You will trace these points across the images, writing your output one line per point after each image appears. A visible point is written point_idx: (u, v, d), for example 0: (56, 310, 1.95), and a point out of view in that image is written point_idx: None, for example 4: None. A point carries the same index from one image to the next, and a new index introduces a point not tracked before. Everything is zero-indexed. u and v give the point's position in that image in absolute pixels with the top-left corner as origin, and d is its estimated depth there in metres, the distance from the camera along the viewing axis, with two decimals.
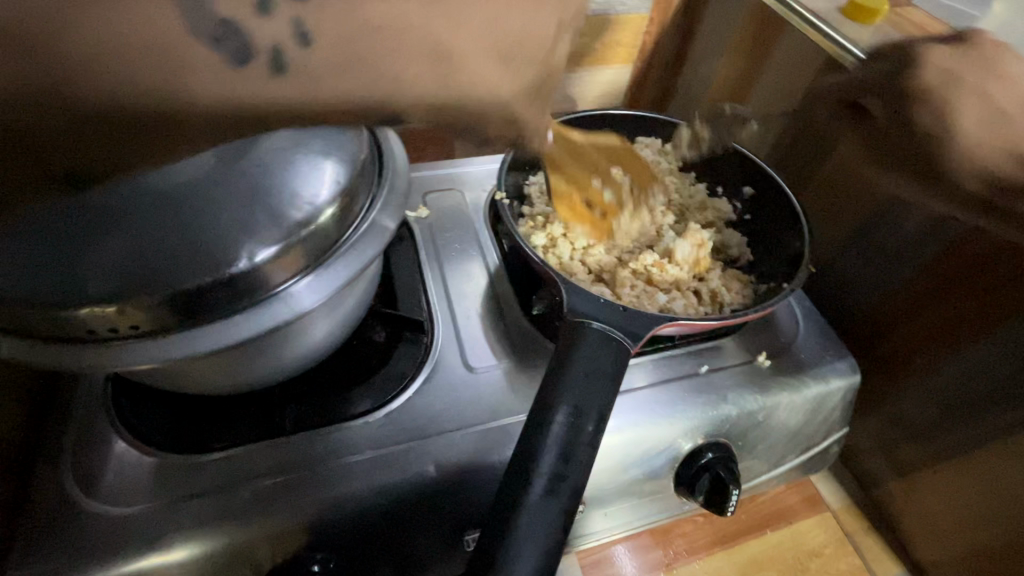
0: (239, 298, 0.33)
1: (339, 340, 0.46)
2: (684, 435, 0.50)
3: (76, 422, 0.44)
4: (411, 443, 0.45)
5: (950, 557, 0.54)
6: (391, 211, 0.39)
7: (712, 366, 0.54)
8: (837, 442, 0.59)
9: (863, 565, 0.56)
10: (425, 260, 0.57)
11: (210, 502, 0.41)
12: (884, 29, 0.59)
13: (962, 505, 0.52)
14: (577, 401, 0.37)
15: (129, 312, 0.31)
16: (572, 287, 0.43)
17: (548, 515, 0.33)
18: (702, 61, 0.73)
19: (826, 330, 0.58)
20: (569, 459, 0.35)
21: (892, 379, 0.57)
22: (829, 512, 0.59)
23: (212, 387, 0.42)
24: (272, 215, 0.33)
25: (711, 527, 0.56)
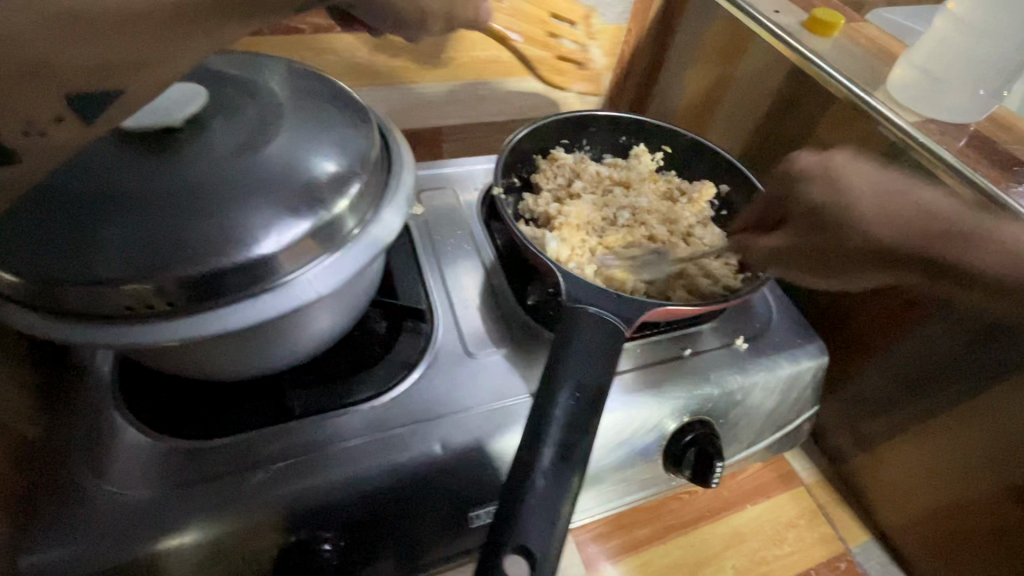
0: (263, 279, 0.35)
1: (344, 327, 0.48)
2: (670, 415, 0.54)
3: (83, 410, 0.44)
4: (416, 425, 0.47)
5: (909, 523, 0.59)
6: (399, 204, 0.41)
7: (694, 350, 0.57)
8: (808, 420, 0.63)
9: (835, 533, 0.60)
10: (422, 254, 0.59)
11: (223, 483, 0.42)
12: (840, 41, 0.65)
13: (920, 473, 0.57)
14: (580, 374, 0.40)
15: (162, 291, 0.32)
16: (568, 273, 0.46)
17: (557, 481, 0.36)
18: (677, 70, 0.78)
19: (798, 316, 0.63)
20: (575, 428, 0.38)
21: (856, 361, 0.62)
22: (802, 486, 0.63)
23: (224, 373, 0.44)
24: (296, 199, 0.35)
25: (696, 503, 0.60)
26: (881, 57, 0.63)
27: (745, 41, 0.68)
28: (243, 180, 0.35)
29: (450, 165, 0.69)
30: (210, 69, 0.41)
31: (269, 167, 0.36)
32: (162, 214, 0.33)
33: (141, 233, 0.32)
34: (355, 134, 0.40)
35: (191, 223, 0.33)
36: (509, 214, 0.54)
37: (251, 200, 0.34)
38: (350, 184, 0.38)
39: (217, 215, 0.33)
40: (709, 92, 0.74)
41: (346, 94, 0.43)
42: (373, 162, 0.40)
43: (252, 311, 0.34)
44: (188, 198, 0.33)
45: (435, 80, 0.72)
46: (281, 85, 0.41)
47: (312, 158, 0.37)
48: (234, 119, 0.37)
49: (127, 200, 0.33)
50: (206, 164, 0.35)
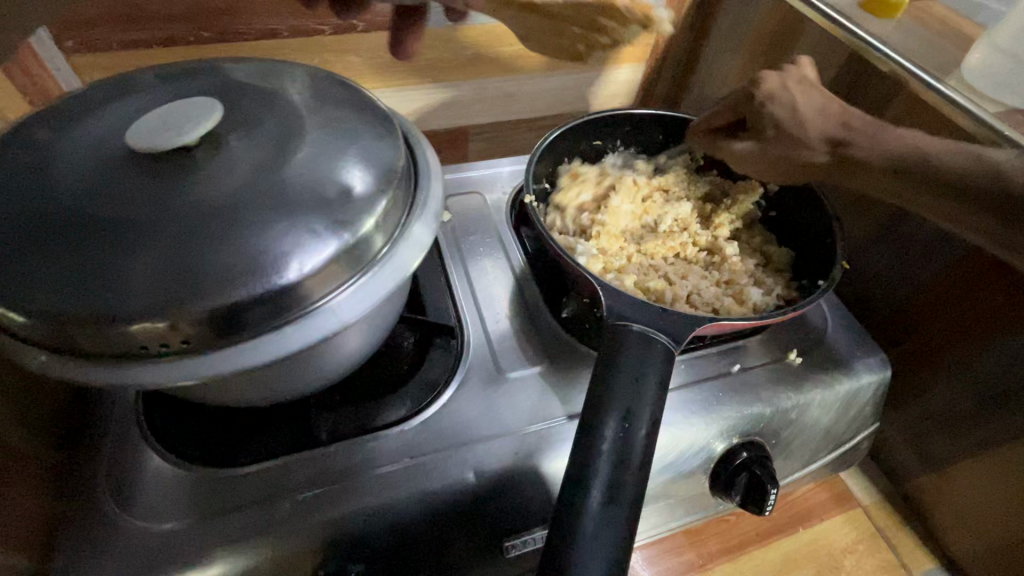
0: (286, 309, 0.32)
1: (373, 348, 0.46)
2: (719, 435, 0.50)
3: (109, 435, 0.43)
4: (449, 450, 0.44)
5: (983, 552, 0.54)
6: (429, 219, 0.38)
7: (743, 365, 0.53)
8: (867, 437, 0.58)
9: (898, 559, 0.56)
10: (451, 265, 0.56)
11: (251, 514, 0.40)
12: (903, 23, 0.59)
13: (998, 498, 0.52)
14: (628, 406, 0.37)
15: (179, 326, 0.30)
16: (610, 290, 0.42)
17: (606, 526, 0.33)
18: (718, 59, 0.73)
19: (856, 326, 0.58)
20: (625, 467, 0.35)
21: (922, 374, 0.57)
22: (860, 507, 0.59)
23: (250, 399, 0.42)
24: (319, 221, 0.33)
25: (744, 526, 0.56)
26: (951, 39, 0.57)
27: (795, 25, 0.62)
28: (263, 202, 0.32)
29: (476, 168, 0.66)
30: (228, 81, 0.39)
31: (289, 186, 0.33)
32: (179, 242, 0.31)
33: (156, 263, 0.30)
34: (380, 145, 0.37)
35: (209, 252, 0.31)
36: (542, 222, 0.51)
37: (271, 224, 0.32)
38: (378, 201, 0.35)
39: (235, 243, 0.31)
40: (753, 82, 0.69)
41: (370, 101, 0.40)
42: (400, 175, 0.37)
43: (275, 343, 0.32)
44: (205, 224, 0.31)
45: (460, 78, 0.69)
46: (302, 94, 0.39)
47: (335, 175, 0.34)
48: (253, 134, 0.35)
49: (143, 230, 0.31)
50: (224, 185, 0.32)
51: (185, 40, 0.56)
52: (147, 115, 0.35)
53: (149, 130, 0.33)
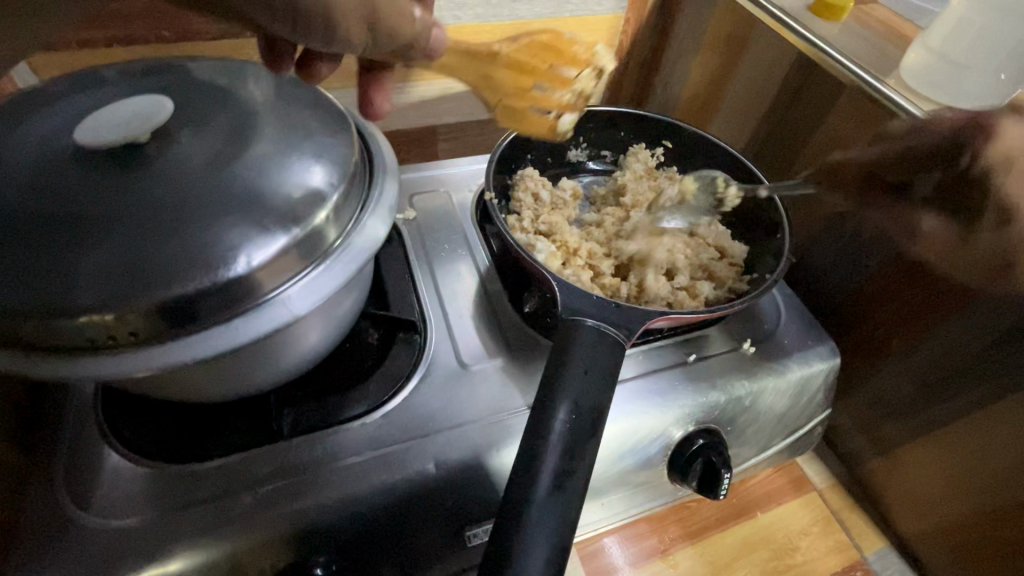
0: (236, 302, 0.33)
1: (333, 342, 0.46)
2: (676, 423, 0.51)
3: (67, 434, 0.43)
4: (410, 442, 0.45)
5: (930, 529, 0.56)
6: (382, 213, 0.39)
7: (699, 355, 0.55)
8: (820, 424, 0.61)
9: (850, 540, 0.58)
10: (415, 261, 0.57)
11: (209, 510, 0.40)
12: (849, 26, 0.62)
13: (942, 476, 0.55)
14: (577, 397, 0.38)
15: (127, 319, 0.30)
16: (564, 284, 0.44)
17: (553, 512, 0.35)
18: (678, 59, 0.75)
19: (807, 316, 0.60)
20: (572, 456, 0.36)
21: (871, 362, 0.59)
22: (815, 491, 0.61)
23: (209, 395, 0.42)
24: (268, 214, 0.33)
25: (704, 512, 0.58)
26: (893, 41, 0.60)
27: (748, 27, 0.65)
28: (212, 196, 0.33)
29: (442, 166, 0.67)
30: (184, 80, 0.39)
31: (239, 181, 0.34)
32: (127, 237, 0.31)
33: (104, 257, 0.31)
34: (333, 141, 0.38)
35: (156, 246, 0.31)
36: (502, 219, 0.52)
37: (219, 218, 0.32)
38: (329, 196, 0.36)
39: (183, 236, 0.32)
40: (711, 82, 0.71)
41: (326, 99, 0.41)
42: (353, 170, 0.38)
43: (225, 335, 0.32)
44: (154, 219, 0.32)
45: (426, 78, 0.70)
46: (257, 91, 0.39)
47: (286, 170, 0.35)
48: (205, 130, 0.35)
49: (89, 224, 0.31)
50: (174, 180, 0.33)
51: (145, 40, 0.56)
52: (98, 111, 0.35)
53: (100, 127, 0.33)
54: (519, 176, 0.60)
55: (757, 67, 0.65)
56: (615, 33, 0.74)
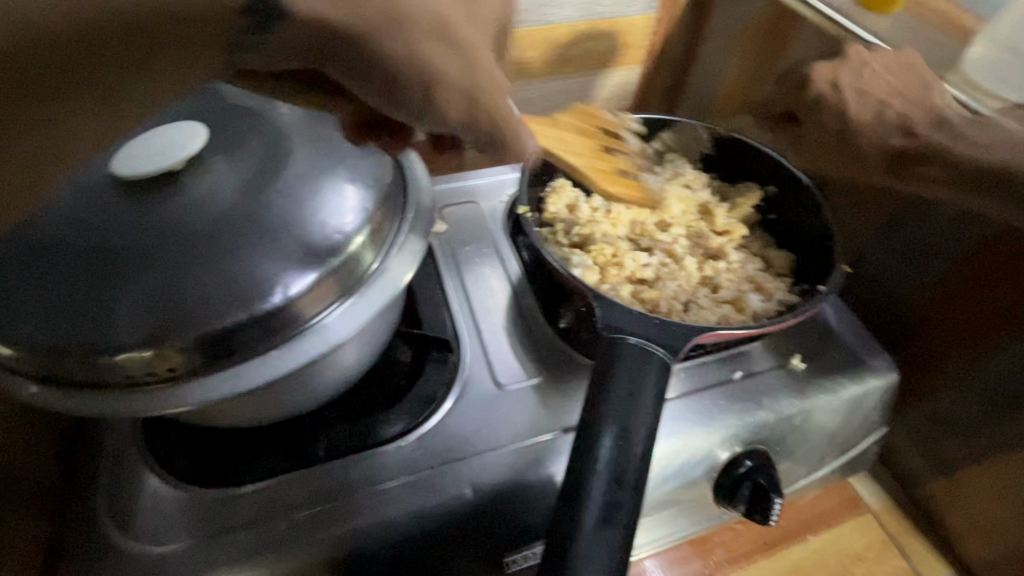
0: (272, 334, 0.32)
1: (368, 364, 0.45)
2: (721, 443, 0.49)
3: (108, 457, 0.43)
4: (446, 465, 0.44)
5: (1000, 556, 0.52)
6: (417, 235, 0.37)
7: (745, 371, 0.52)
8: (876, 442, 0.57)
9: (911, 566, 0.54)
10: (446, 276, 0.56)
11: (247, 536, 0.40)
12: (900, 17, 0.58)
13: (1012, 501, 0.51)
14: (623, 423, 0.36)
15: (164, 354, 0.30)
16: (604, 302, 0.42)
17: (602, 545, 0.33)
18: (713, 59, 0.72)
19: (859, 328, 0.57)
20: (620, 488, 0.35)
21: (932, 376, 0.56)
22: (871, 513, 0.57)
23: (246, 421, 0.42)
24: (303, 244, 0.32)
25: (751, 534, 0.55)
26: (950, 33, 0.57)
27: (790, 23, 0.61)
28: (247, 228, 0.32)
29: (473, 176, 0.65)
30: (219, 103, 0.39)
31: (272, 211, 0.33)
32: (163, 271, 0.31)
33: (142, 293, 0.30)
34: (365, 163, 0.37)
35: (193, 280, 0.31)
36: (536, 234, 0.50)
37: (254, 250, 0.32)
38: (364, 219, 0.35)
39: (219, 270, 0.31)
40: (750, 81, 0.68)
41: None
42: (387, 192, 0.37)
43: (262, 367, 0.31)
44: (189, 252, 0.31)
45: None
46: (290, 113, 0.39)
47: (320, 197, 0.34)
48: (240, 157, 0.35)
49: (126, 258, 0.31)
50: (210, 210, 0.32)
51: None
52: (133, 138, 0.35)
53: (135, 156, 0.33)
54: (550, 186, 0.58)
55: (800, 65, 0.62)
56: (647, 34, 0.72)
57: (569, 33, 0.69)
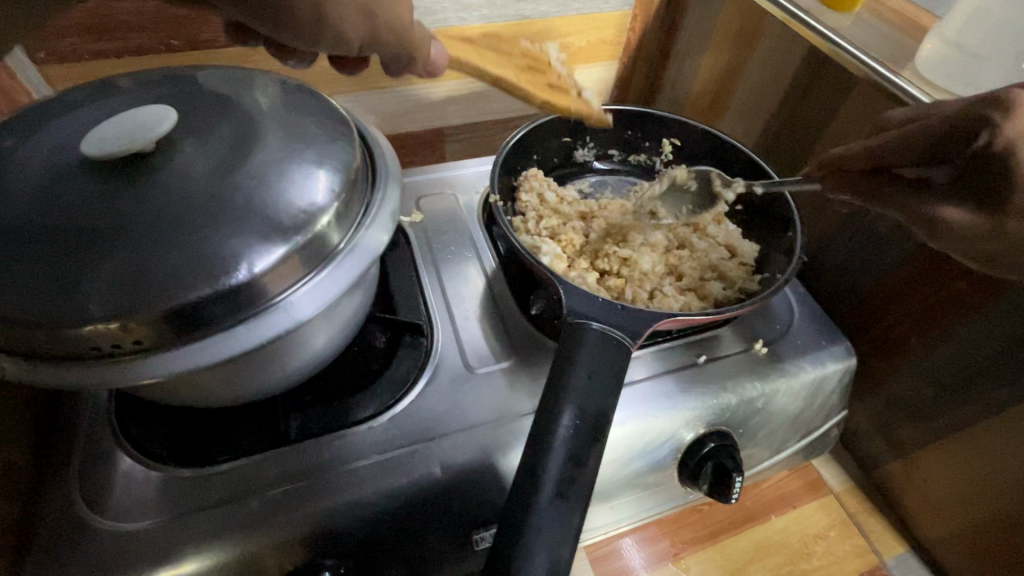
0: (239, 310, 0.33)
1: (340, 347, 0.46)
2: (685, 425, 0.50)
3: (82, 439, 0.44)
4: (416, 446, 0.45)
5: (951, 534, 0.55)
6: (384, 219, 0.39)
7: (709, 356, 0.54)
8: (836, 426, 0.59)
9: (868, 545, 0.56)
10: (421, 264, 0.57)
11: (217, 514, 0.41)
12: (862, 17, 0.60)
13: (960, 480, 0.53)
14: (582, 402, 0.38)
15: (132, 328, 0.31)
16: (569, 288, 0.43)
17: (557, 520, 0.34)
18: (687, 56, 0.74)
19: (821, 316, 0.59)
20: (577, 463, 0.36)
21: (889, 362, 0.58)
22: (831, 494, 0.59)
23: (218, 400, 0.42)
24: (269, 223, 0.33)
25: (717, 515, 0.57)
26: (909, 32, 0.59)
27: (758, 22, 0.63)
28: (214, 207, 0.33)
29: (450, 168, 0.67)
30: (191, 90, 0.40)
31: (241, 191, 0.34)
32: (131, 248, 0.31)
33: (108, 268, 0.31)
34: (334, 147, 0.38)
35: (161, 256, 0.31)
36: (507, 222, 0.51)
37: (222, 228, 0.33)
38: (331, 201, 0.36)
39: (186, 247, 0.32)
40: (720, 78, 0.70)
41: (329, 105, 0.41)
42: (354, 176, 0.38)
43: (229, 342, 0.32)
44: (157, 230, 0.32)
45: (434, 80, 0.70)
46: (261, 99, 0.40)
47: (287, 178, 0.35)
48: (209, 140, 0.36)
49: (94, 235, 0.31)
50: (179, 190, 0.33)
51: (154, 50, 0.57)
52: (104, 122, 0.35)
53: (105, 138, 0.34)
54: (525, 176, 0.60)
55: (765, 63, 0.64)
56: (622, 30, 0.74)
57: (545, 28, 0.70)
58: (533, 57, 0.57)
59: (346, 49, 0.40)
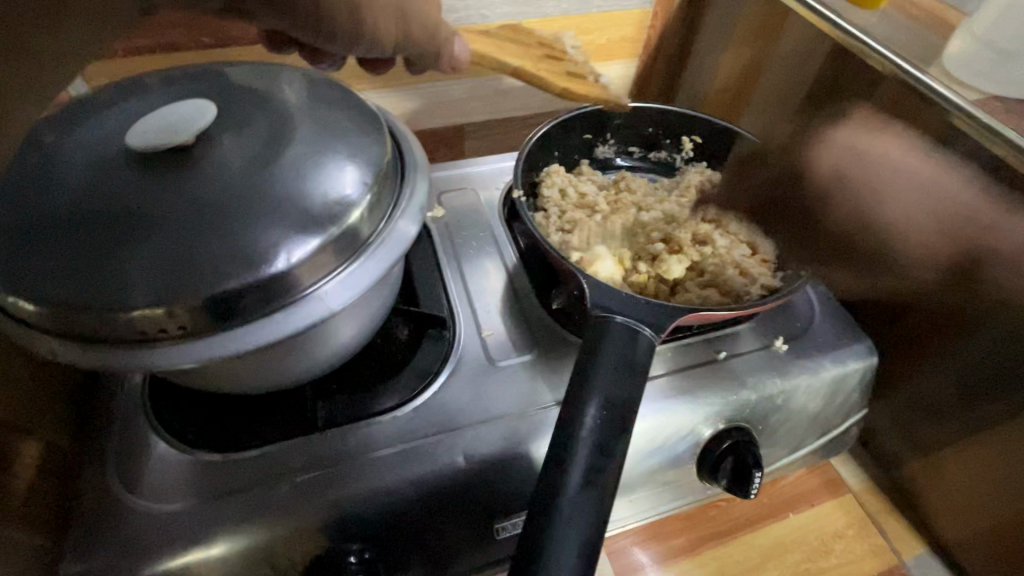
0: (277, 297, 0.34)
1: (366, 338, 0.47)
2: (705, 421, 0.51)
3: (117, 423, 0.45)
4: (440, 435, 0.46)
5: (972, 534, 0.55)
6: (413, 212, 0.39)
7: (729, 353, 0.54)
8: (856, 424, 0.59)
9: (888, 544, 0.56)
10: (443, 259, 0.58)
11: (248, 498, 0.42)
12: (886, 14, 0.60)
13: (981, 480, 0.53)
14: (608, 393, 0.38)
15: (177, 313, 0.32)
16: (593, 282, 0.44)
17: (585, 506, 0.35)
18: (708, 54, 0.74)
19: (843, 314, 0.59)
20: (603, 451, 0.37)
21: (910, 361, 0.57)
22: (851, 493, 0.59)
23: (249, 387, 0.44)
24: (305, 215, 0.34)
25: (735, 511, 0.57)
26: (936, 29, 0.58)
27: (780, 19, 0.63)
28: (253, 198, 0.34)
29: (470, 164, 0.67)
30: (226, 84, 0.41)
31: (279, 183, 0.35)
32: (175, 237, 0.33)
33: (154, 256, 0.32)
34: (365, 142, 0.39)
35: (203, 245, 0.33)
36: (531, 217, 0.52)
37: (261, 219, 0.34)
38: (363, 194, 0.36)
39: (227, 237, 0.33)
40: (742, 75, 0.70)
41: (359, 101, 0.42)
42: (385, 170, 0.39)
43: (267, 328, 0.34)
44: (199, 219, 0.33)
45: (454, 77, 0.70)
46: (294, 95, 0.41)
47: (322, 171, 0.36)
48: (245, 134, 0.37)
49: (140, 224, 0.33)
50: (218, 182, 0.34)
51: (185, 47, 0.58)
52: (146, 115, 0.37)
53: (149, 131, 0.35)
54: (546, 172, 0.60)
55: (788, 61, 0.64)
56: (644, 28, 0.74)
57: (566, 25, 0.70)
58: (548, 47, 0.60)
59: (378, 49, 0.42)
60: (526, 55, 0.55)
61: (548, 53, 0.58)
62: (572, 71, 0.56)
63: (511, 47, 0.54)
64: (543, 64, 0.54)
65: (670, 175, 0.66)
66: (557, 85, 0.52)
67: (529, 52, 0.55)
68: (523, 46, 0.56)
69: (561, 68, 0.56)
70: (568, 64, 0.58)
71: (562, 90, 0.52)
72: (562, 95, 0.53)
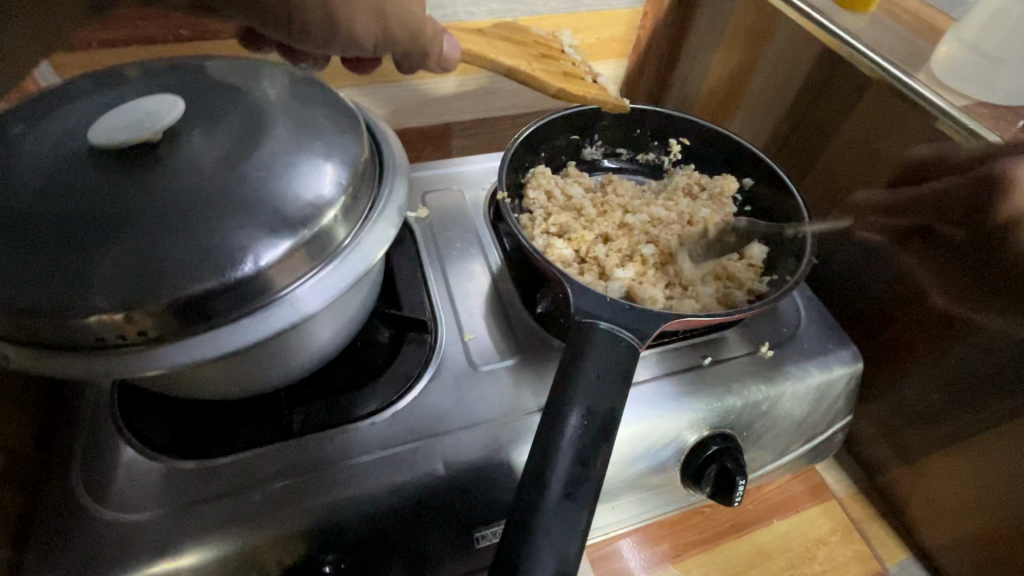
0: (244, 302, 0.33)
1: (344, 342, 0.46)
2: (690, 427, 0.50)
3: (85, 428, 0.44)
4: (419, 442, 0.45)
5: (955, 542, 0.54)
6: (391, 215, 0.38)
7: (715, 358, 0.54)
8: (841, 430, 0.59)
9: (872, 551, 0.56)
10: (427, 260, 0.57)
11: (219, 508, 0.41)
12: (875, 18, 0.60)
13: (964, 488, 0.53)
14: (589, 403, 0.37)
15: (137, 318, 0.31)
16: (577, 287, 0.43)
17: (563, 518, 0.34)
18: (698, 54, 0.73)
19: (829, 320, 0.58)
20: (583, 463, 0.36)
21: (895, 367, 0.57)
22: (835, 499, 0.59)
23: (222, 393, 0.42)
24: (276, 217, 0.33)
25: (719, 518, 0.57)
26: (926, 34, 0.58)
27: (769, 22, 0.63)
28: (220, 199, 0.33)
29: (457, 164, 0.66)
30: (197, 80, 0.39)
31: (249, 184, 0.34)
32: (138, 238, 0.31)
33: (115, 258, 0.31)
34: (342, 141, 0.38)
35: (167, 247, 0.31)
36: (515, 220, 0.51)
37: (229, 221, 0.32)
38: (337, 195, 0.35)
39: (193, 239, 0.32)
40: (733, 78, 0.70)
41: (338, 99, 0.41)
42: (362, 171, 0.37)
43: (233, 334, 0.32)
44: (164, 220, 0.32)
45: (442, 75, 0.69)
46: (270, 91, 0.39)
47: (295, 172, 0.35)
48: (216, 131, 0.36)
49: (100, 225, 0.31)
50: (185, 182, 0.33)
51: (163, 39, 0.56)
52: (112, 111, 0.35)
53: (113, 127, 0.34)
54: (534, 173, 0.59)
55: (777, 63, 0.63)
56: (633, 28, 0.73)
57: (555, 24, 0.70)
58: (544, 47, 0.59)
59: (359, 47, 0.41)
60: (519, 53, 0.54)
61: (542, 52, 0.57)
62: (567, 71, 0.55)
63: (502, 46, 0.53)
64: (537, 66, 0.53)
65: (657, 177, 0.65)
66: (552, 85, 0.52)
67: (521, 51, 0.54)
68: (516, 45, 0.55)
69: (556, 69, 0.55)
70: (562, 64, 0.57)
71: (557, 92, 0.51)
72: (558, 95, 0.52)
